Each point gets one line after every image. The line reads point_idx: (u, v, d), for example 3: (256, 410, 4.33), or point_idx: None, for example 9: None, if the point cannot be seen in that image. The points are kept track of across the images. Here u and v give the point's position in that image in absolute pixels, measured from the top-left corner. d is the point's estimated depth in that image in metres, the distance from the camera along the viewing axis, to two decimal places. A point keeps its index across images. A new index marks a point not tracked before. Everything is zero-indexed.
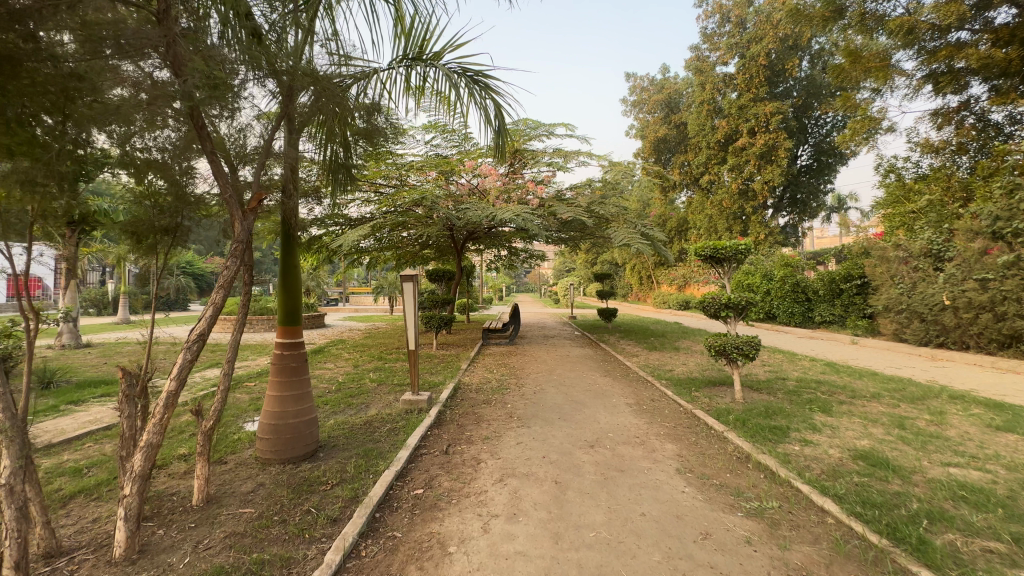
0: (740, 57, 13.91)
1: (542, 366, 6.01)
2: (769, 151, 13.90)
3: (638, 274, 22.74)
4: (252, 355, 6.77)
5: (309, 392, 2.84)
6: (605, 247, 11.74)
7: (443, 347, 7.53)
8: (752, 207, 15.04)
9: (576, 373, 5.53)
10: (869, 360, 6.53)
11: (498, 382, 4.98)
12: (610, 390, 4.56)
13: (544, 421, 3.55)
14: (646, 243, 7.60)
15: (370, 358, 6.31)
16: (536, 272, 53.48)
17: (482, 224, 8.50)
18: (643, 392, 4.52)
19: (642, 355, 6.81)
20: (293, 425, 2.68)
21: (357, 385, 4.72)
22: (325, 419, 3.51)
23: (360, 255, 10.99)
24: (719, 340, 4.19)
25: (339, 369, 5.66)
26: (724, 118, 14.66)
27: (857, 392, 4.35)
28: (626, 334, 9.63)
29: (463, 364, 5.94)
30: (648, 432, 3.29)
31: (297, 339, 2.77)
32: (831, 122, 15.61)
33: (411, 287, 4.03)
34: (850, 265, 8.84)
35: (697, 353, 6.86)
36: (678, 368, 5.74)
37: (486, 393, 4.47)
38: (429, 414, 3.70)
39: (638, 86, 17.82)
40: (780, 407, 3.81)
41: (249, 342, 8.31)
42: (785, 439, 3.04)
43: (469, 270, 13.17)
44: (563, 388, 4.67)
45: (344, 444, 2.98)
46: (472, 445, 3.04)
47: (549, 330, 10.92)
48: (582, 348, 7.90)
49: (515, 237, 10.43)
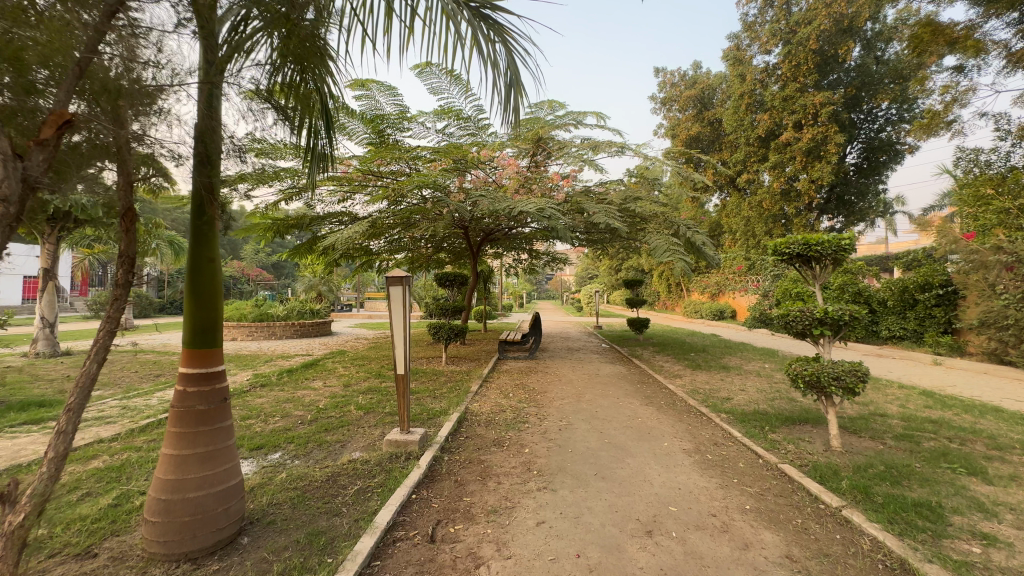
0: (784, 44, 12.70)
1: (569, 389, 5.02)
2: (816, 147, 12.57)
3: (666, 281, 21.51)
4: (236, 367, 5.97)
5: (234, 448, 1.95)
6: (635, 251, 10.68)
7: (453, 362, 6.62)
8: (795, 209, 13.74)
9: (610, 399, 4.52)
10: (970, 387, 5.31)
11: (514, 412, 4.02)
12: (657, 429, 3.54)
13: (575, 480, 2.56)
14: (693, 253, 6.54)
15: (367, 375, 5.44)
16: (559, 279, 52.54)
17: (499, 222, 7.60)
18: (701, 433, 3.49)
19: (686, 376, 5.75)
20: (195, 501, 1.77)
21: (339, 413, 3.82)
22: (278, 472, 2.59)
23: (370, 257, 10.29)
24: (814, 370, 3.12)
25: (327, 388, 4.79)
26: (765, 112, 13.43)
27: (998, 440, 3.23)
28: (660, 348, 8.56)
29: (474, 385, 5.01)
30: (729, 508, 2.26)
31: (215, 368, 1.89)
32: (886, 116, 14.19)
33: (400, 291, 3.10)
34: (928, 271, 7.60)
35: (753, 375, 5.76)
36: (736, 395, 4.65)
37: (498, 429, 3.50)
38: (420, 464, 2.75)
39: (669, 81, 16.66)
40: (906, 465, 2.73)
41: (242, 351, 7.57)
42: (954, 535, 1.97)
43: (486, 275, 12.29)
44: (597, 423, 3.67)
45: (285, 520, 2.05)
46: (473, 526, 2.07)
47: (573, 341, 9.90)
48: (612, 365, 6.87)
49: (536, 238, 9.49)
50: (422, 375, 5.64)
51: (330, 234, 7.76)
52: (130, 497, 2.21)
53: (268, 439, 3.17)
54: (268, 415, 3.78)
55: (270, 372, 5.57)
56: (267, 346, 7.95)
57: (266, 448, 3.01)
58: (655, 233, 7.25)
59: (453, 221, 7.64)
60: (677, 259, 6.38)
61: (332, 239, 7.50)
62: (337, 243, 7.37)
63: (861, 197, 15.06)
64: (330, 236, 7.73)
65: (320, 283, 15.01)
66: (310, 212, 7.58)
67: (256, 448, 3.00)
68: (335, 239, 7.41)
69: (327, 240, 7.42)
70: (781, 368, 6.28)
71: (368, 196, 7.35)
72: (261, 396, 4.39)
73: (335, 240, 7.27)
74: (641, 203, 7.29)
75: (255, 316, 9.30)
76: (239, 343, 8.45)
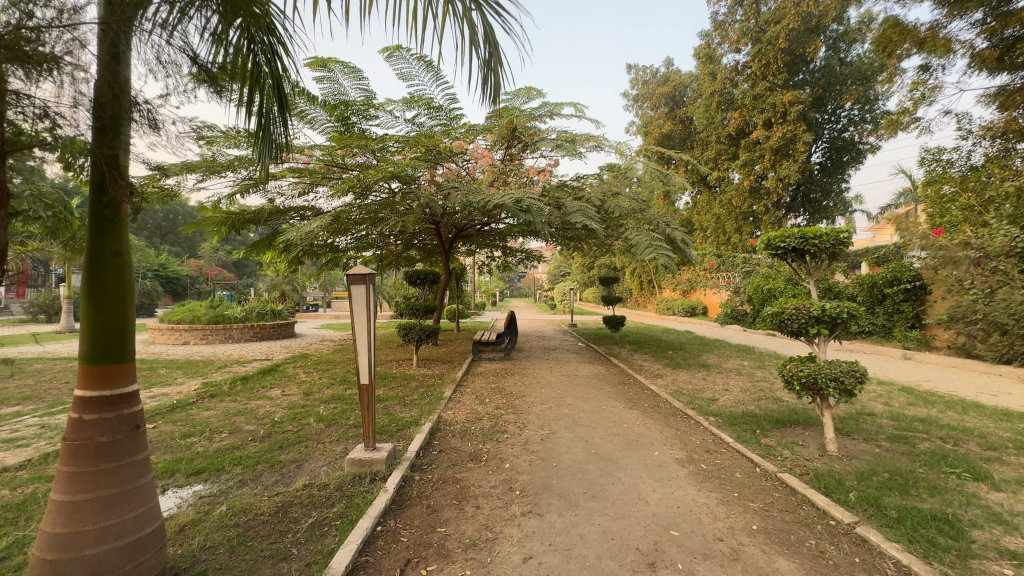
0: (754, 43, 12.81)
1: (548, 392, 4.76)
2: (785, 145, 12.73)
3: (638, 278, 21.65)
4: (184, 375, 5.46)
5: (149, 487, 1.58)
6: (611, 248, 10.55)
7: (425, 364, 6.28)
8: (765, 206, 13.94)
9: (592, 403, 4.29)
10: (945, 382, 5.33)
11: (492, 420, 3.73)
12: (645, 436, 3.31)
13: (564, 502, 2.28)
14: (673, 250, 6.38)
15: (331, 382, 5.03)
16: (531, 277, 52.57)
17: (473, 216, 7.28)
18: (691, 439, 3.27)
19: (667, 376, 5.58)
20: (92, 559, 1.41)
21: (297, 427, 3.43)
22: (217, 504, 2.21)
23: (335, 254, 9.78)
24: (811, 371, 2.93)
25: (285, 397, 4.36)
26: (736, 110, 13.54)
27: (990, 439, 3.14)
28: (637, 346, 8.42)
29: (448, 390, 4.70)
30: (736, 530, 2.03)
31: (126, 390, 1.52)
32: (848, 116, 14.56)
33: (363, 290, 2.72)
34: (897, 267, 7.71)
35: (734, 374, 5.65)
36: (721, 396, 4.49)
37: (474, 441, 3.19)
38: (387, 487, 2.41)
39: (641, 78, 16.64)
40: (909, 471, 2.58)
41: (195, 356, 7.00)
42: (981, 555, 1.79)
43: (458, 273, 11.93)
44: (580, 430, 3.42)
45: (218, 570, 1.69)
46: (449, 567, 1.77)
47: (549, 340, 9.68)
48: (591, 365, 6.68)
49: (510, 235, 9.21)
50: (392, 380, 5.27)
51: (288, 228, 7.26)
52: (24, 547, 1.80)
53: (210, 462, 2.76)
54: (214, 431, 3.36)
55: (222, 380, 5.08)
56: (223, 351, 7.38)
57: (206, 473, 2.61)
58: (633, 229, 7.07)
59: (423, 216, 7.27)
60: (657, 257, 6.20)
61: (290, 233, 7.01)
62: (295, 238, 6.90)
63: (826, 195, 15.44)
64: (288, 230, 7.24)
65: (284, 283, 14.29)
66: (270, 203, 7.17)
67: (195, 474, 2.59)
68: (293, 234, 6.93)
69: (284, 235, 6.93)
70: (759, 365, 6.21)
71: (330, 189, 6.89)
72: (209, 409, 3.93)
73: (293, 234, 6.80)
74: (620, 198, 7.09)
75: (210, 318, 8.67)
76: (192, 347, 7.83)
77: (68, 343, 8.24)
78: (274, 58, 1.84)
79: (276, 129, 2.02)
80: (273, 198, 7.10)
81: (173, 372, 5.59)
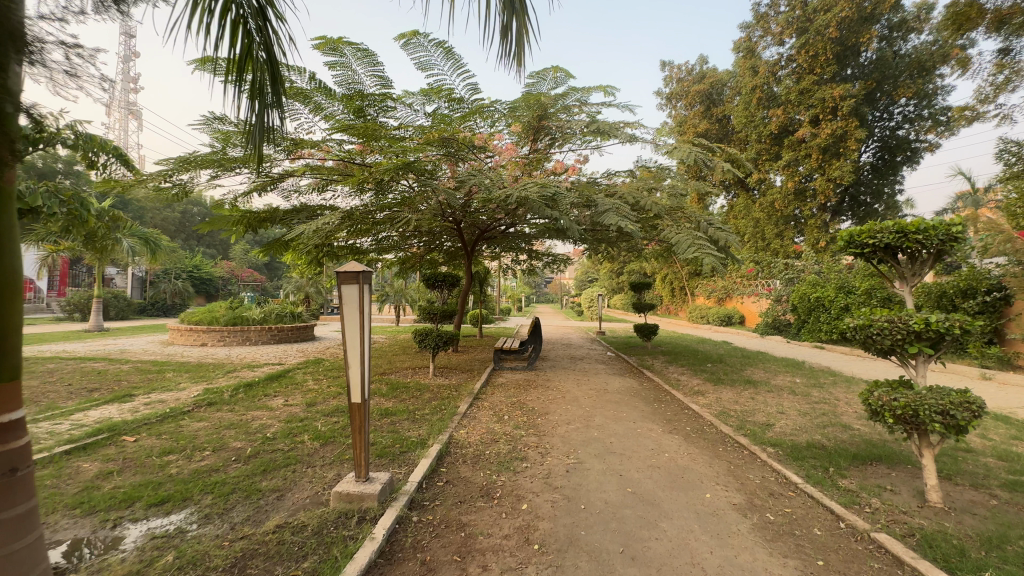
0: (801, 35, 12.02)
1: (576, 410, 4.26)
2: (835, 143, 11.83)
3: (669, 285, 20.82)
4: (190, 380, 5.19)
5: (34, 550, 1.22)
6: (642, 253, 9.97)
7: (443, 373, 5.87)
8: (810, 210, 13.04)
9: (626, 425, 3.76)
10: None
11: (511, 443, 3.25)
12: (692, 471, 2.76)
13: (596, 565, 1.78)
14: (718, 254, 5.83)
15: (340, 391, 4.67)
16: (559, 283, 51.95)
17: (497, 214, 6.87)
18: (749, 477, 2.71)
19: (710, 393, 4.99)
20: None
21: (289, 447, 3.02)
22: (165, 552, 1.80)
23: (358, 257, 9.56)
24: (910, 402, 2.32)
25: (287, 408, 3.99)
26: (779, 107, 12.74)
27: None
28: (672, 357, 7.80)
29: (464, 405, 4.26)
30: None
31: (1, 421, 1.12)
32: (902, 113, 13.56)
33: (356, 292, 2.28)
34: (972, 275, 6.86)
35: (785, 393, 5.02)
36: (776, 419, 3.89)
37: (488, 472, 2.72)
38: (375, 534, 1.95)
39: (675, 76, 15.95)
40: None
41: (209, 359, 6.80)
42: None
43: (482, 277, 11.55)
44: (614, 461, 2.90)
45: None
46: None
47: (575, 349, 9.13)
48: (622, 377, 6.13)
49: (536, 237, 8.77)
50: (404, 390, 4.86)
51: (298, 224, 6.98)
52: None
53: (180, 488, 2.37)
54: (198, 447, 2.99)
55: (226, 386, 4.78)
56: (237, 354, 7.15)
57: (171, 504, 2.22)
58: (670, 231, 6.55)
59: (440, 213, 6.92)
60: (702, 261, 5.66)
61: (299, 230, 6.71)
62: (304, 234, 6.61)
63: (876, 198, 14.38)
64: (297, 226, 6.96)
65: (308, 285, 14.20)
66: (286, 199, 6.95)
67: (157, 505, 2.20)
68: (303, 230, 6.64)
69: (292, 231, 6.65)
70: (814, 383, 5.54)
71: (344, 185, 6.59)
72: (201, 421, 3.58)
73: (301, 231, 6.50)
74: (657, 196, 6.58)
75: (228, 319, 8.50)
76: (208, 350, 7.64)
77: (89, 343, 8.19)
78: (265, 24, 1.50)
79: (266, 113, 1.62)
80: (288, 194, 6.90)
81: (179, 377, 5.34)
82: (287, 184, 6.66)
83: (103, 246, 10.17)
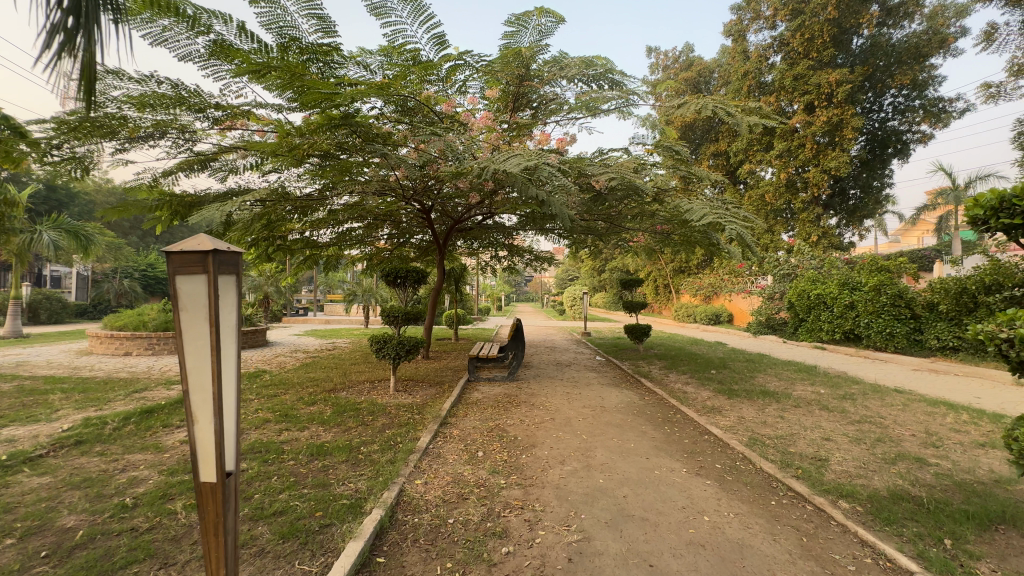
0: (796, 17, 11.41)
1: (569, 440, 3.34)
2: (831, 131, 11.27)
3: (654, 283, 20.18)
4: (78, 403, 4.08)
5: None
6: (630, 248, 9.18)
7: (408, 388, 4.90)
8: (802, 203, 12.46)
9: (638, 464, 2.85)
10: None
11: (485, 504, 2.29)
12: (752, 553, 1.86)
13: None
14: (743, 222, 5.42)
15: (267, 421, 3.62)
16: (539, 281, 51.16)
17: (471, 198, 5.91)
18: (839, 563, 1.82)
19: (729, 411, 4.14)
20: None
21: (146, 526, 1.99)
22: None
23: (316, 251, 8.49)
24: None
25: (180, 450, 2.93)
26: (771, 94, 12.11)
27: None
28: (670, 362, 6.97)
29: (426, 436, 3.28)
30: None
31: None
32: (892, 105, 13.17)
33: (205, 290, 1.28)
34: (994, 267, 6.23)
35: (816, 408, 4.21)
36: (827, 451, 3.02)
37: (449, 567, 1.77)
38: None
39: (661, 64, 15.25)
40: None
41: (123, 373, 5.63)
42: None
43: (458, 275, 10.59)
44: (637, 536, 1.97)
45: None
46: None
47: (561, 353, 8.23)
48: (618, 389, 5.25)
49: (517, 229, 7.86)
50: (353, 414, 3.86)
51: (205, 208, 5.59)
52: None
53: None
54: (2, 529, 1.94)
55: (117, 413, 3.68)
56: (161, 366, 6.00)
57: None
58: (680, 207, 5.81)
59: (395, 190, 5.79)
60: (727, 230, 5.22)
61: (206, 214, 5.34)
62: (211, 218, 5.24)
63: (866, 192, 13.95)
64: (203, 210, 5.55)
65: (267, 284, 12.91)
66: (220, 179, 5.81)
67: None
68: (215, 213, 5.29)
69: (202, 215, 5.31)
70: (841, 394, 4.75)
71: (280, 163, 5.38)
72: (42, 475, 2.50)
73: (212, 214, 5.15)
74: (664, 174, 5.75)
75: (158, 324, 7.28)
76: (130, 361, 6.44)
77: None
78: None
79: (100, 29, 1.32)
80: (221, 175, 5.77)
81: (64, 399, 4.19)
82: (217, 163, 5.49)
83: (17, 238, 8.80)
